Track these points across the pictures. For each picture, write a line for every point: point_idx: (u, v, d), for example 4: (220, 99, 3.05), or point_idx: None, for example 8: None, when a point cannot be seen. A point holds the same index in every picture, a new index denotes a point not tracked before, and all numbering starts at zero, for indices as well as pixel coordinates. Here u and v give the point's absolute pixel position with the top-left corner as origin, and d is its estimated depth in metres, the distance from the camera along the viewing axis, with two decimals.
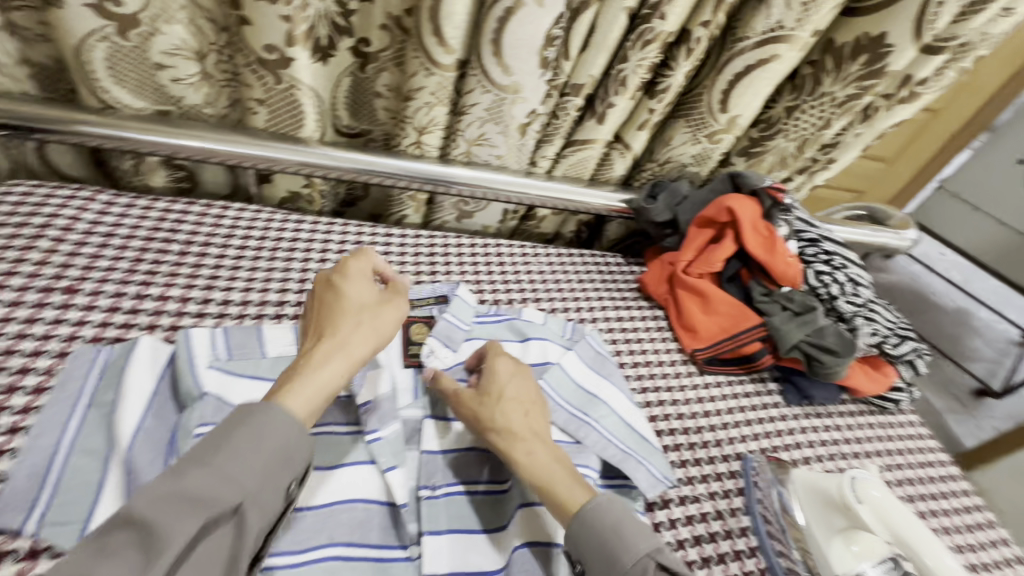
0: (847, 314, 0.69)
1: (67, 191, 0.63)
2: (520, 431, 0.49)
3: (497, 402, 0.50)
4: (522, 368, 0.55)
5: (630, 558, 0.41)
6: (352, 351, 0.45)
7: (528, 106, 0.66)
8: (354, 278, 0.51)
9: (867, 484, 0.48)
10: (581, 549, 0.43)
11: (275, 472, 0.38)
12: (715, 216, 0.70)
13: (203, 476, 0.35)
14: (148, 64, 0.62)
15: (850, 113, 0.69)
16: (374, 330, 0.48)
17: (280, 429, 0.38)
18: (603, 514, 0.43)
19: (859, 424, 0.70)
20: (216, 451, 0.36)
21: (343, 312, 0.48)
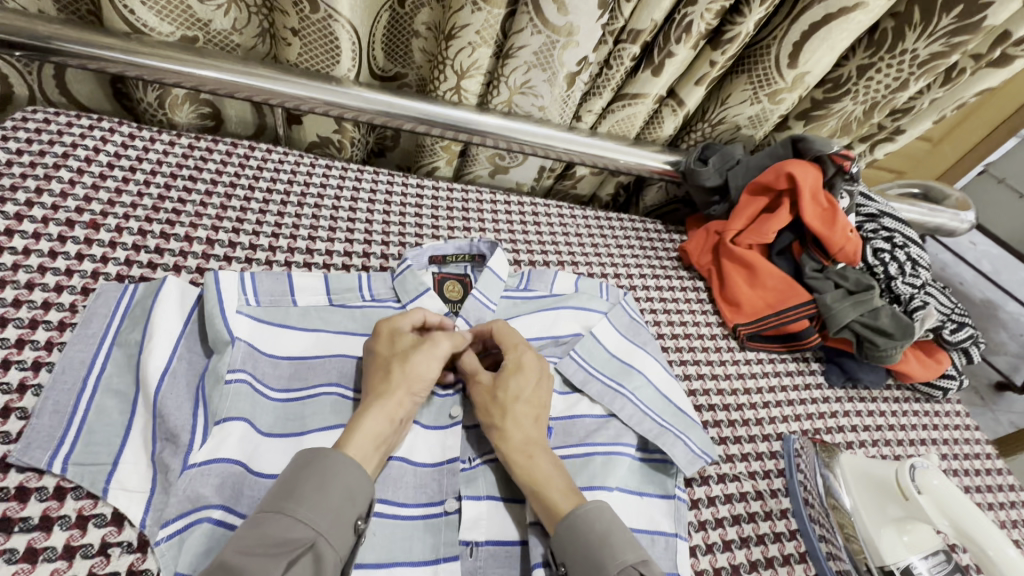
0: (904, 295, 0.65)
1: (88, 122, 0.60)
2: (521, 436, 0.44)
3: (506, 405, 0.45)
4: (535, 361, 0.49)
5: (615, 566, 0.37)
6: (388, 406, 0.43)
7: (581, 52, 0.61)
8: (388, 330, 0.47)
9: (926, 473, 0.44)
10: (565, 551, 0.39)
11: (343, 512, 0.36)
12: (772, 181, 0.65)
13: (280, 521, 0.34)
14: None
15: (931, 75, 0.63)
16: (410, 381, 0.44)
17: (340, 476, 0.37)
18: (591, 521, 0.39)
19: (904, 411, 0.67)
20: (290, 496, 0.36)
21: (381, 372, 0.44)
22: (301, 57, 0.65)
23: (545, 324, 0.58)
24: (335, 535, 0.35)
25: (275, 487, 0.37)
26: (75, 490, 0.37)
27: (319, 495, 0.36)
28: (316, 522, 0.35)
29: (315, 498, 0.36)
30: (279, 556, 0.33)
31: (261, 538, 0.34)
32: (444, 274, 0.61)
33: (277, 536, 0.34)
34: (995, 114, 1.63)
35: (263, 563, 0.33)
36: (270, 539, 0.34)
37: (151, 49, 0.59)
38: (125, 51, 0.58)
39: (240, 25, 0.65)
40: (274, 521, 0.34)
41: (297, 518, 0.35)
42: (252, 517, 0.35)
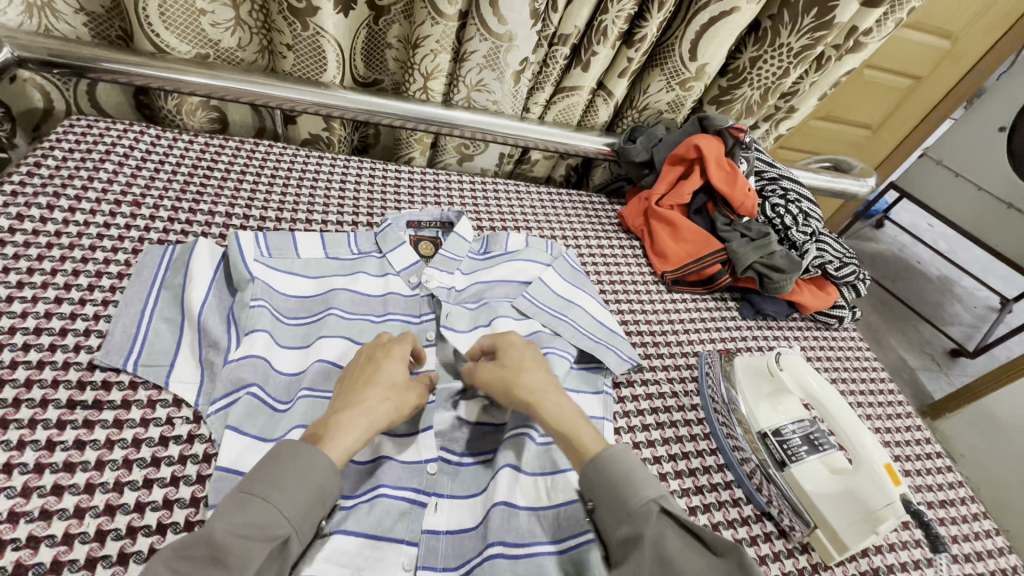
0: (798, 241, 0.80)
1: (124, 127, 0.74)
2: (540, 391, 0.53)
3: (516, 371, 0.54)
4: (526, 338, 0.59)
5: (638, 500, 0.44)
6: (375, 422, 0.48)
7: (521, 54, 0.76)
8: (396, 358, 0.53)
9: (787, 355, 0.59)
10: (592, 488, 0.46)
11: (312, 510, 0.42)
12: (684, 153, 0.80)
13: (265, 507, 0.40)
14: (193, 9, 0.73)
15: (805, 63, 0.77)
16: (395, 408, 0.50)
17: (319, 476, 0.42)
18: (616, 462, 0.47)
19: (805, 336, 0.82)
20: (274, 486, 0.41)
21: (371, 389, 0.50)
22: (295, 68, 0.79)
23: (499, 273, 0.71)
24: (302, 532, 0.41)
25: (254, 482, 0.41)
26: (144, 383, 0.50)
27: (298, 491, 0.41)
28: (292, 517, 0.40)
29: (294, 493, 0.41)
30: (261, 541, 0.38)
31: (247, 522, 0.38)
32: (419, 235, 0.74)
33: (261, 522, 0.39)
34: (922, 101, 1.80)
35: (248, 544, 0.37)
36: (254, 522, 0.38)
37: (172, 64, 0.73)
38: (151, 67, 0.72)
39: (244, 43, 0.80)
40: (255, 512, 0.39)
41: (277, 510, 0.40)
42: (235, 499, 0.39)
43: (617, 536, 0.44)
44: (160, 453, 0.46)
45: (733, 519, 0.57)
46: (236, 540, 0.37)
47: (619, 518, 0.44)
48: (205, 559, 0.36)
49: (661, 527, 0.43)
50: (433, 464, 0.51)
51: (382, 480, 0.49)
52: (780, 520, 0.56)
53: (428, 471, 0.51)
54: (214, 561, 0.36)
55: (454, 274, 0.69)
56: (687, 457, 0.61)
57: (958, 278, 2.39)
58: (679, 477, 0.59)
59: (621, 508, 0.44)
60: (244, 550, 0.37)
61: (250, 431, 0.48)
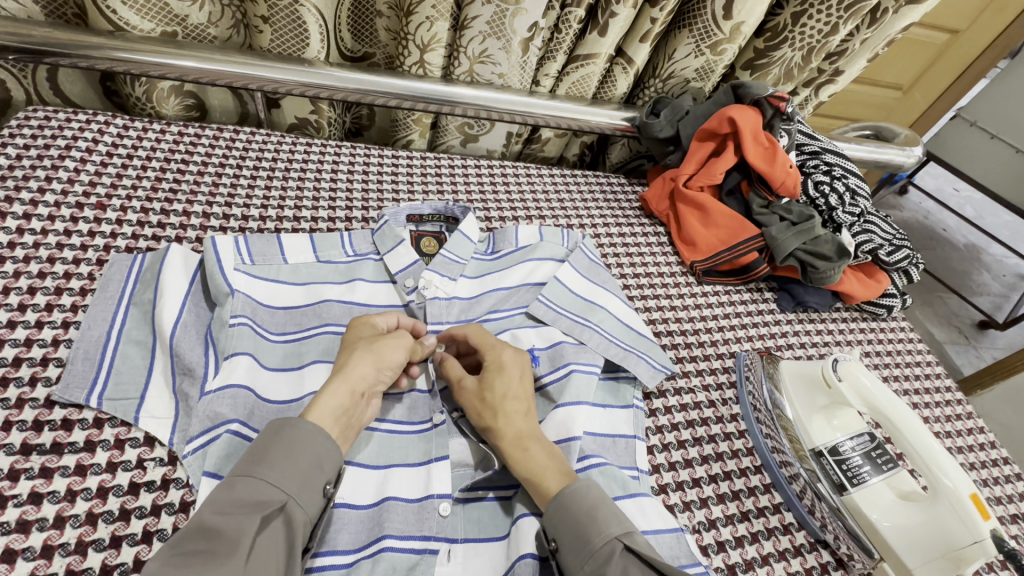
0: (843, 223, 0.71)
1: (85, 117, 0.66)
2: (515, 429, 0.47)
3: (494, 404, 0.49)
4: (519, 359, 0.52)
5: (600, 538, 0.41)
6: (359, 386, 0.46)
7: (529, 18, 0.66)
8: (365, 322, 0.51)
9: (847, 363, 0.52)
10: (556, 527, 0.43)
11: (310, 475, 0.40)
12: (717, 127, 0.71)
13: (251, 483, 0.38)
14: None
15: (857, 17, 0.67)
16: (374, 359, 0.47)
17: (306, 441, 0.41)
18: (582, 497, 0.43)
19: (850, 328, 0.74)
20: (259, 461, 0.39)
21: (347, 352, 0.48)
22: (273, 44, 0.70)
23: (510, 275, 0.63)
24: (304, 497, 0.39)
25: (237, 466, 0.39)
26: (111, 420, 0.44)
27: (286, 455, 0.40)
28: (286, 484, 0.39)
29: (281, 459, 0.40)
30: (252, 513, 0.37)
31: (234, 501, 0.37)
32: (420, 231, 0.67)
33: (249, 497, 0.37)
34: (960, 58, 1.66)
35: (238, 519, 0.36)
36: (244, 499, 0.37)
37: (132, 43, 0.64)
38: (108, 48, 0.63)
39: (215, 18, 0.71)
40: (241, 489, 0.37)
41: (265, 482, 0.38)
42: (223, 481, 0.38)
43: None
44: (131, 503, 0.40)
45: (785, 550, 0.50)
46: (227, 518, 0.36)
47: (580, 557, 0.41)
48: (198, 545, 0.34)
49: (625, 566, 0.40)
50: (444, 505, 0.45)
51: (388, 530, 0.43)
52: (837, 548, 0.50)
53: (439, 513, 0.45)
54: (208, 543, 0.34)
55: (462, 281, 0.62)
56: (729, 477, 0.54)
57: (988, 246, 2.27)
58: (722, 502, 0.52)
59: (584, 547, 0.41)
60: (237, 526, 0.35)
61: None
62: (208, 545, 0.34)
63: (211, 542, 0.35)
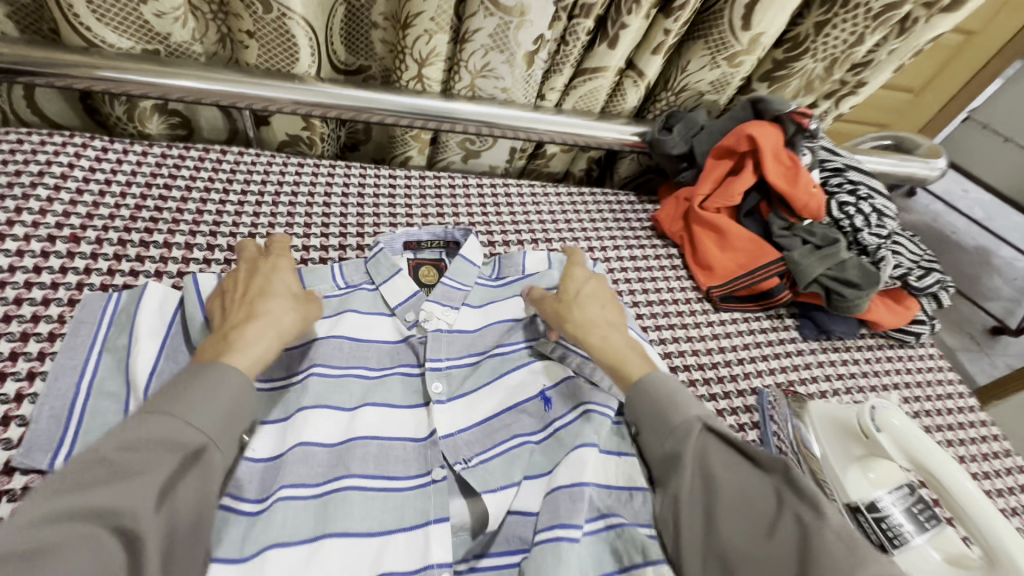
0: (871, 246, 0.66)
1: (60, 138, 0.62)
2: (597, 323, 0.53)
3: (579, 305, 0.54)
4: (597, 276, 0.58)
5: (682, 419, 0.45)
6: (283, 331, 0.45)
7: (534, 30, 0.62)
8: (284, 270, 0.50)
9: (886, 412, 0.47)
10: (637, 411, 0.47)
11: (231, 423, 0.38)
12: (734, 145, 0.66)
13: (167, 422, 0.36)
14: None
15: (885, 27, 0.63)
16: (298, 310, 0.47)
17: (230, 387, 0.39)
18: (660, 385, 0.47)
19: (877, 358, 0.69)
20: (177, 400, 0.37)
21: (269, 297, 0.46)
22: (260, 59, 0.66)
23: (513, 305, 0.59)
24: (223, 443, 0.38)
25: (149, 406, 0.37)
26: None
27: (211, 397, 0.38)
28: (205, 427, 0.37)
29: (204, 399, 0.37)
30: (166, 454, 0.35)
31: (147, 440, 0.35)
32: (418, 258, 0.63)
33: (165, 437, 0.35)
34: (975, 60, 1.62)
35: (148, 460, 0.34)
36: (156, 439, 0.35)
37: (111, 60, 0.60)
38: (82, 68, 0.59)
39: (200, 33, 0.66)
40: (155, 430, 0.35)
41: (183, 424, 0.36)
42: (134, 419, 0.36)
43: (660, 453, 0.45)
44: None
45: None
46: (142, 455, 0.34)
47: (661, 435, 0.45)
48: (100, 481, 0.33)
49: (704, 443, 0.44)
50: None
51: None
52: None
53: None
54: (113, 479, 0.33)
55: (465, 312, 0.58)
56: None
57: (1000, 249, 2.22)
58: None
59: (665, 427, 0.45)
60: (151, 465, 0.34)
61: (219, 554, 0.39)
62: (116, 478, 0.33)
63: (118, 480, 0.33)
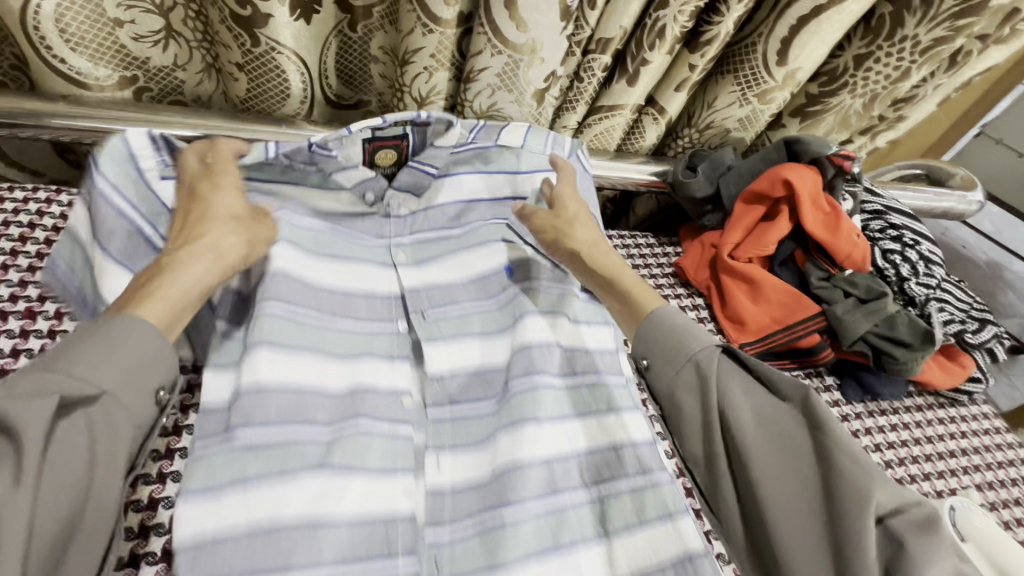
0: (919, 298, 0.60)
1: (24, 194, 0.56)
2: (591, 244, 0.50)
3: (572, 220, 0.51)
4: (586, 201, 0.55)
5: (699, 346, 0.40)
6: (235, 210, 0.42)
7: (546, 68, 0.56)
8: (229, 188, 0.42)
9: (967, 514, 0.43)
10: (649, 347, 0.43)
11: (142, 373, 0.33)
12: (768, 188, 0.60)
13: (46, 376, 0.29)
14: (105, 20, 0.53)
15: (933, 61, 0.57)
16: (235, 223, 0.41)
17: (138, 336, 0.33)
18: (671, 317, 0.43)
19: (930, 421, 0.63)
20: (67, 356, 0.31)
21: (205, 222, 0.40)
22: (250, 94, 0.60)
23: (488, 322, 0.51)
24: (127, 395, 0.32)
25: (33, 362, 0.30)
26: None
27: (125, 337, 0.32)
28: (103, 378, 0.31)
29: (113, 343, 0.32)
30: (49, 394, 0.28)
31: (26, 388, 0.28)
32: (377, 141, 0.49)
33: (47, 385, 0.29)
34: None
35: (23, 405, 0.27)
36: (36, 385, 0.28)
37: (88, 107, 0.55)
38: (57, 115, 0.54)
39: (182, 60, 0.60)
40: (35, 377, 0.29)
41: (73, 376, 0.30)
42: (13, 372, 0.29)
43: (671, 381, 0.41)
44: None
45: None
46: (27, 406, 0.27)
47: (675, 361, 0.41)
48: None
49: (723, 368, 0.40)
50: None
51: None
52: None
53: None
54: None
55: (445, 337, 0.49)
56: None
57: None
58: None
59: (681, 355, 0.41)
60: (23, 412, 0.27)
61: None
62: None
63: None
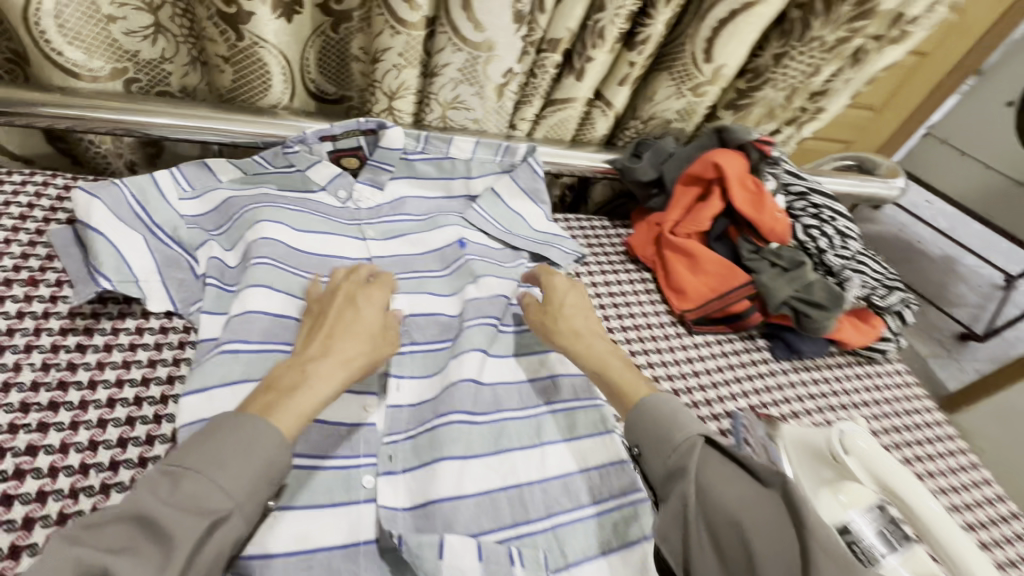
0: (836, 268, 0.68)
1: (22, 177, 0.61)
2: (584, 332, 0.55)
3: (566, 319, 0.56)
4: (575, 284, 0.61)
5: (682, 435, 0.44)
6: (376, 329, 0.50)
7: (502, 64, 0.63)
8: (376, 303, 0.52)
9: (855, 436, 0.50)
10: (638, 434, 0.46)
11: (262, 487, 0.38)
12: (702, 172, 0.68)
13: (196, 481, 0.35)
14: (99, 16, 0.59)
15: (838, 59, 0.65)
16: (355, 340, 0.48)
17: (259, 445, 0.38)
18: (662, 405, 0.46)
19: (847, 376, 0.72)
20: (212, 461, 0.37)
21: (339, 335, 0.48)
22: (235, 85, 0.66)
23: (440, 286, 0.64)
24: (247, 510, 0.37)
25: (183, 460, 0.37)
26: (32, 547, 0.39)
27: (250, 454, 0.38)
28: (234, 491, 0.36)
29: (238, 455, 0.37)
30: (197, 516, 0.34)
31: (180, 498, 0.35)
32: (339, 150, 0.66)
33: (196, 497, 0.35)
34: None
35: (178, 521, 0.33)
36: (186, 497, 0.35)
37: (81, 98, 0.60)
38: (49, 105, 0.58)
39: (170, 53, 0.66)
40: (185, 487, 0.35)
41: (213, 486, 0.36)
42: (167, 475, 0.36)
43: (663, 474, 0.43)
44: None
45: None
46: (169, 508, 0.34)
47: (664, 452, 0.44)
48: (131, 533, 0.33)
49: (705, 458, 0.42)
50: None
51: None
52: None
53: None
54: (149, 536, 0.33)
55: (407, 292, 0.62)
56: None
57: (964, 258, 2.31)
58: None
59: (666, 444, 0.44)
60: (179, 529, 0.33)
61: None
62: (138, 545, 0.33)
63: (152, 543, 0.33)
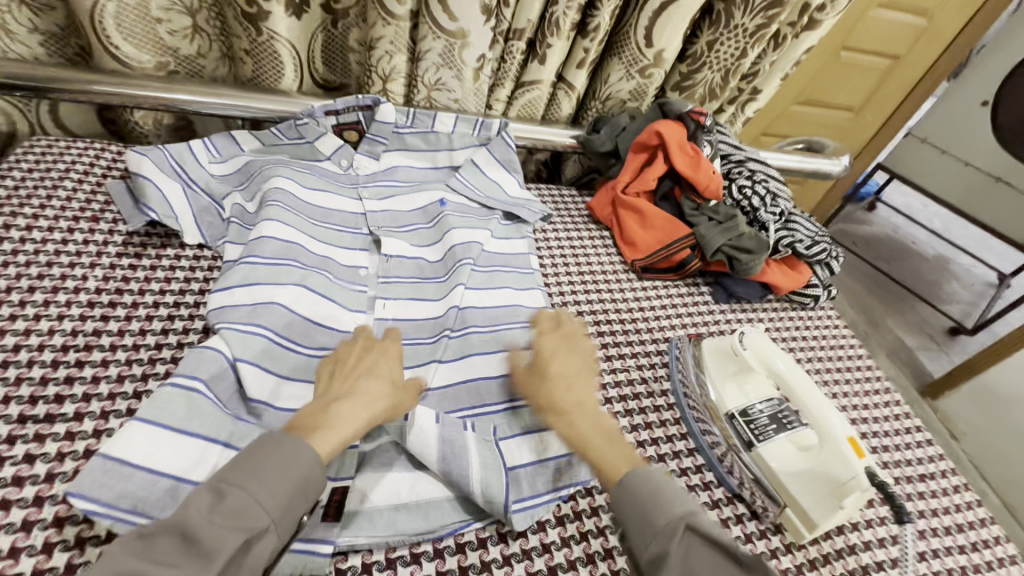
0: (767, 222, 0.79)
1: (85, 144, 0.75)
2: (568, 406, 0.49)
3: (551, 385, 0.51)
4: (570, 343, 0.56)
5: (666, 519, 0.41)
6: (393, 378, 0.50)
7: (476, 50, 0.76)
8: (392, 355, 0.52)
9: (752, 337, 0.60)
10: (623, 513, 0.43)
11: (295, 504, 0.40)
12: (647, 139, 0.80)
13: (239, 496, 0.37)
14: (149, 19, 0.73)
15: (762, 42, 0.77)
16: (380, 380, 0.48)
17: (298, 466, 0.40)
18: (643, 480, 0.43)
19: (780, 317, 0.82)
20: (250, 476, 0.38)
21: (359, 375, 0.48)
22: (254, 74, 0.80)
23: (421, 237, 0.76)
24: (283, 524, 0.39)
25: (226, 474, 0.39)
26: (97, 396, 0.51)
27: (291, 470, 0.40)
28: (270, 507, 0.38)
29: (284, 473, 0.39)
30: (236, 530, 0.36)
31: (224, 513, 0.37)
32: (342, 125, 0.78)
33: (237, 510, 0.37)
34: None
35: (221, 534, 0.35)
36: (230, 509, 0.37)
37: (128, 80, 0.72)
38: (97, 83, 0.71)
39: (204, 50, 0.81)
40: (228, 501, 0.37)
41: (254, 501, 0.38)
42: (208, 489, 0.38)
43: (645, 557, 0.41)
44: None
45: (704, 503, 0.56)
46: (212, 523, 0.36)
47: (646, 536, 0.41)
48: (178, 545, 0.35)
49: (689, 544, 0.40)
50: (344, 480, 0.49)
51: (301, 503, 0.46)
52: (752, 502, 0.56)
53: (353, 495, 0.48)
54: (191, 549, 0.35)
55: (397, 237, 0.73)
56: (655, 443, 0.60)
57: (955, 256, 2.36)
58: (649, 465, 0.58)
59: (648, 527, 0.41)
60: (220, 541, 0.35)
61: (164, 422, 0.45)
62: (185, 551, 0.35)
63: (193, 557, 0.35)
